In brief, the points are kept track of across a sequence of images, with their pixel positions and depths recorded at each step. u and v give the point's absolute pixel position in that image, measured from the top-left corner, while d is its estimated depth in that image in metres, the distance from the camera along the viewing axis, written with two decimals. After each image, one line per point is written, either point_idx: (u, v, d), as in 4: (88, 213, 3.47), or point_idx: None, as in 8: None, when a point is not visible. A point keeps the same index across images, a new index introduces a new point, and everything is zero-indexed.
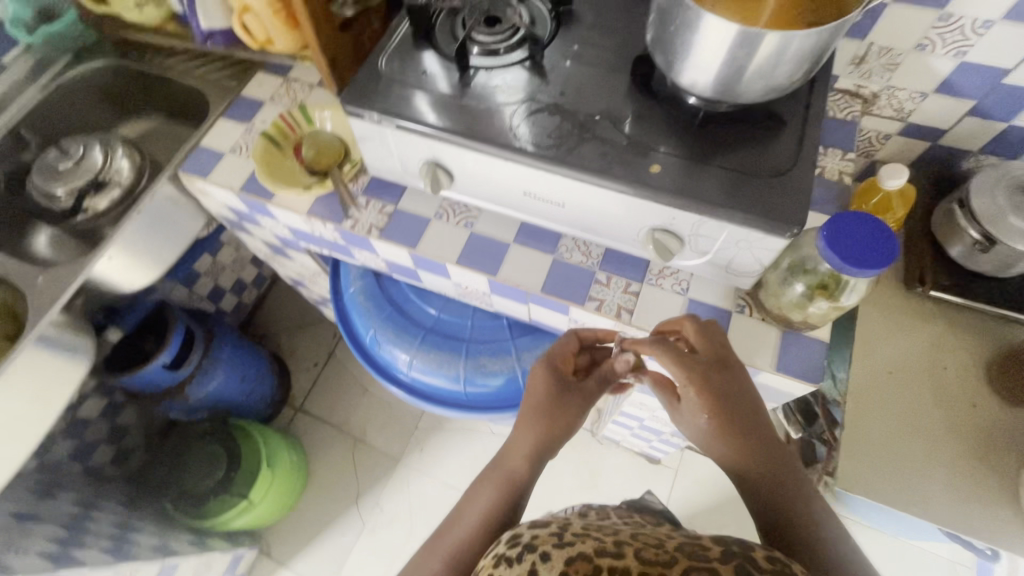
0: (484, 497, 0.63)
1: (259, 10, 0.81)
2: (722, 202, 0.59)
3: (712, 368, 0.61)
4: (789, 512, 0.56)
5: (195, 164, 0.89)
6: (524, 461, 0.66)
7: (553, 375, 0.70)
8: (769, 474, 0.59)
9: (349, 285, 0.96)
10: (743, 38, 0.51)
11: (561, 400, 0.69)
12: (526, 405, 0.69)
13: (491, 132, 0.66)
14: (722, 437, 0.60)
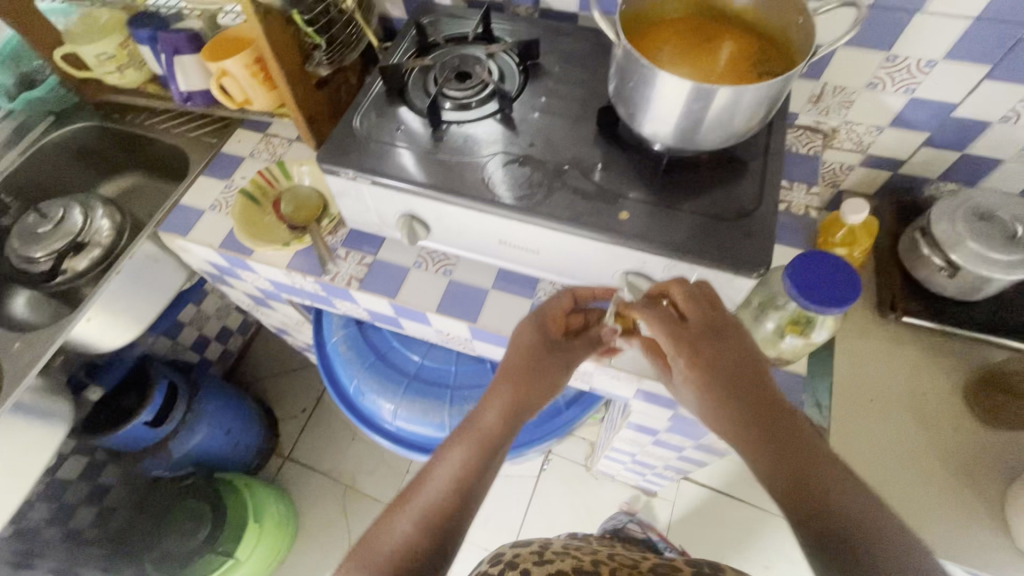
0: (457, 456, 0.59)
1: (236, 73, 0.83)
2: (690, 246, 0.60)
3: (711, 324, 0.57)
4: (807, 482, 0.51)
5: (175, 222, 0.90)
6: (502, 420, 0.61)
7: (538, 332, 0.64)
8: (773, 437, 0.53)
9: (332, 335, 0.95)
10: (696, 94, 0.54)
11: (547, 359, 0.63)
12: (507, 364, 0.64)
13: (464, 184, 0.68)
14: (721, 396, 0.56)
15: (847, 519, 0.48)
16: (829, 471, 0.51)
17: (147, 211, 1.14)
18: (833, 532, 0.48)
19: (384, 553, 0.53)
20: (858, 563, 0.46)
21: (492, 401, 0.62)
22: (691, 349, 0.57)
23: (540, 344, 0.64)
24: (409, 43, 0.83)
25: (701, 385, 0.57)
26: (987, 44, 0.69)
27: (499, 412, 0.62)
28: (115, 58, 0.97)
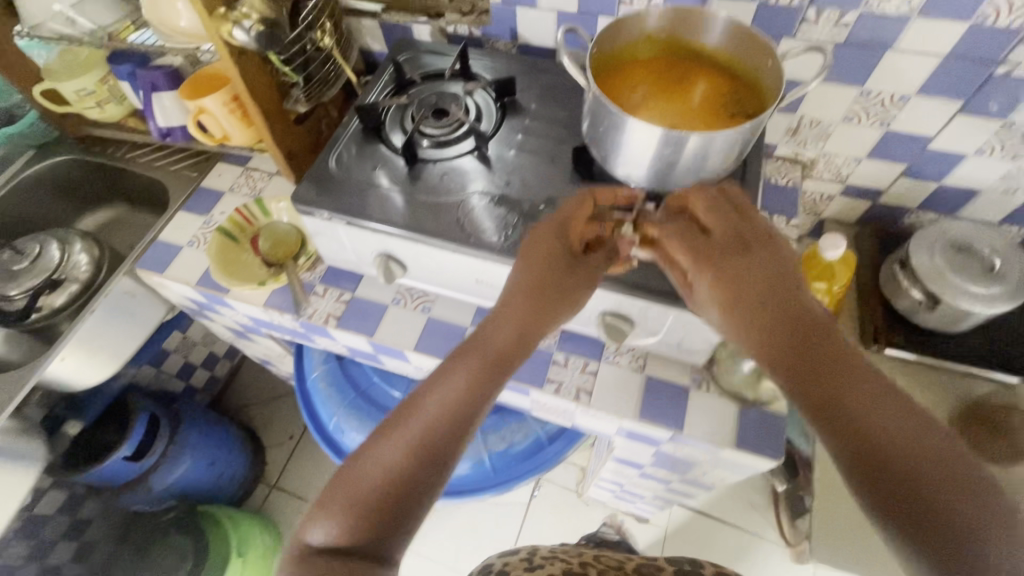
0: (457, 379, 0.53)
1: (214, 111, 0.83)
2: (664, 289, 0.60)
3: (742, 239, 0.53)
4: (849, 400, 0.45)
5: (152, 258, 0.89)
6: (510, 345, 0.55)
7: (555, 238, 0.56)
8: (816, 361, 0.47)
9: (311, 371, 0.94)
10: (666, 140, 0.54)
11: (562, 270, 0.56)
12: (517, 277, 0.56)
13: (439, 225, 0.67)
14: (755, 305, 0.50)
15: (893, 442, 0.42)
16: (879, 393, 0.45)
17: (127, 243, 1.14)
18: (875, 455, 0.42)
19: (366, 483, 0.48)
20: (898, 490, 0.41)
21: (501, 321, 0.56)
22: (717, 260, 0.52)
23: (557, 252, 0.56)
24: (387, 80, 0.83)
25: (728, 304, 0.51)
26: (959, 81, 0.70)
27: (507, 338, 0.55)
28: (95, 94, 0.97)
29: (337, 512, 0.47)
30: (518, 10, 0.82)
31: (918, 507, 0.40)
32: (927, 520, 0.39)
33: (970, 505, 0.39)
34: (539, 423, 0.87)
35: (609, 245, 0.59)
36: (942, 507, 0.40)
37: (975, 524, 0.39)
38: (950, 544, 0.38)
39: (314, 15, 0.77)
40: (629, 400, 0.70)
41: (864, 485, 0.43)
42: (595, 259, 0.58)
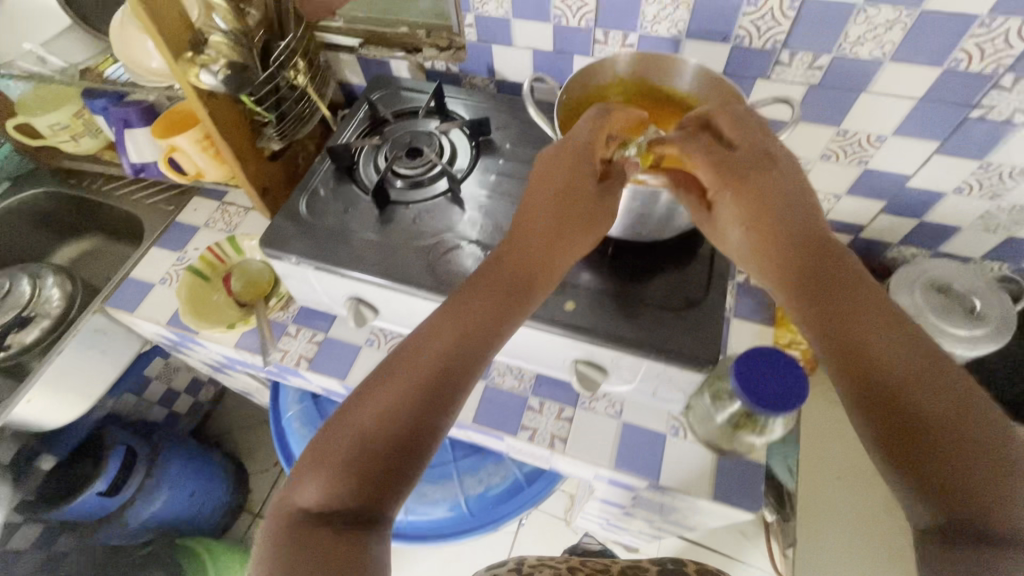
0: (466, 314, 0.50)
1: (186, 148, 0.82)
2: (635, 340, 0.59)
3: (766, 162, 0.52)
4: (862, 333, 0.44)
5: (123, 297, 0.87)
6: (520, 280, 0.53)
7: (572, 164, 0.55)
8: (834, 281, 0.48)
9: (286, 409, 0.92)
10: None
11: (579, 200, 0.54)
12: (534, 214, 0.55)
13: (409, 271, 0.66)
14: (770, 230, 0.51)
15: (906, 375, 0.42)
16: (898, 328, 0.44)
17: (104, 276, 1.11)
18: (886, 388, 0.42)
19: (361, 429, 0.45)
20: (905, 422, 0.40)
21: (514, 253, 0.53)
22: (735, 181, 0.52)
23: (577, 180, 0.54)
24: (361, 118, 0.82)
25: (755, 223, 0.51)
26: (934, 122, 0.69)
27: (517, 272, 0.53)
28: (70, 128, 0.96)
29: (323, 476, 0.43)
30: (494, 47, 0.82)
31: (922, 445, 0.39)
32: (930, 457, 0.38)
33: (979, 446, 0.38)
34: (517, 464, 0.85)
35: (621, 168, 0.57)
36: (948, 443, 0.38)
37: (986, 462, 0.37)
38: (951, 484, 0.38)
39: (286, 54, 0.76)
40: (605, 448, 0.69)
41: (871, 418, 0.42)
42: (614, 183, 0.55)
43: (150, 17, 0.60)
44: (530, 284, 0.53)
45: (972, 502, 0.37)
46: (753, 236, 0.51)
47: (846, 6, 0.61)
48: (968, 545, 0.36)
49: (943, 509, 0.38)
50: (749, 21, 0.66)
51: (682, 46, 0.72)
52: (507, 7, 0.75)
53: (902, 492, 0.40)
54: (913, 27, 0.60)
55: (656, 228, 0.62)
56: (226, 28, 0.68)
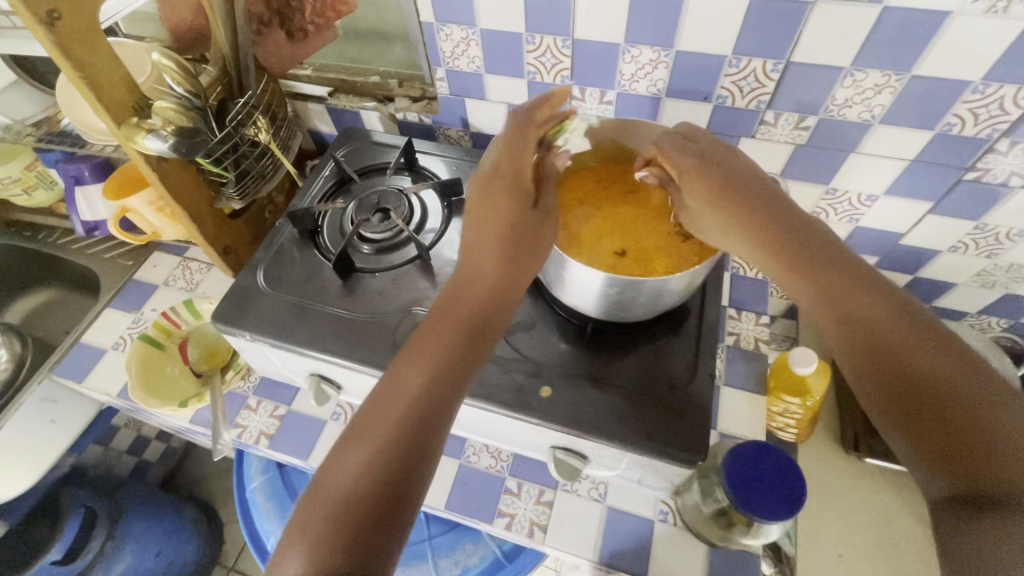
0: (433, 339, 0.48)
1: (141, 210, 0.77)
2: (615, 432, 0.54)
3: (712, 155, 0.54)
4: (852, 299, 0.45)
5: (71, 366, 0.81)
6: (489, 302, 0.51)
7: (505, 183, 0.55)
8: (811, 252, 0.48)
9: (249, 481, 0.86)
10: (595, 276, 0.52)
11: (500, 208, 0.54)
12: (479, 235, 0.54)
13: (372, 351, 0.61)
14: (735, 211, 0.51)
15: (898, 335, 0.42)
16: (882, 288, 0.45)
17: (63, 332, 1.03)
18: (883, 353, 0.42)
19: (344, 480, 0.41)
20: (904, 384, 0.40)
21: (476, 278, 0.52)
22: (691, 173, 0.54)
23: (503, 195, 0.54)
24: (327, 176, 0.78)
25: (721, 198, 0.52)
26: (927, 184, 0.66)
27: (482, 295, 0.51)
28: (21, 181, 0.90)
29: (302, 543, 0.39)
30: (467, 101, 0.78)
31: (925, 404, 0.39)
32: (935, 416, 0.38)
33: (982, 396, 0.37)
34: (496, 541, 0.79)
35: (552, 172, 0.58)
36: (944, 397, 0.38)
37: (990, 411, 0.36)
38: (960, 447, 0.37)
39: (245, 112, 0.72)
40: (588, 537, 0.63)
41: (878, 383, 0.41)
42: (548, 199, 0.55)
43: (88, 85, 0.55)
44: (502, 307, 0.52)
45: (985, 462, 0.35)
46: (720, 212, 0.52)
47: (833, 70, 0.58)
48: (974, 508, 0.35)
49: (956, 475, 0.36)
50: (730, 81, 0.63)
51: (662, 104, 0.68)
52: (478, 63, 0.71)
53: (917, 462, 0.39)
54: (902, 91, 0.57)
55: (645, 307, 0.57)
56: (179, 90, 0.65)
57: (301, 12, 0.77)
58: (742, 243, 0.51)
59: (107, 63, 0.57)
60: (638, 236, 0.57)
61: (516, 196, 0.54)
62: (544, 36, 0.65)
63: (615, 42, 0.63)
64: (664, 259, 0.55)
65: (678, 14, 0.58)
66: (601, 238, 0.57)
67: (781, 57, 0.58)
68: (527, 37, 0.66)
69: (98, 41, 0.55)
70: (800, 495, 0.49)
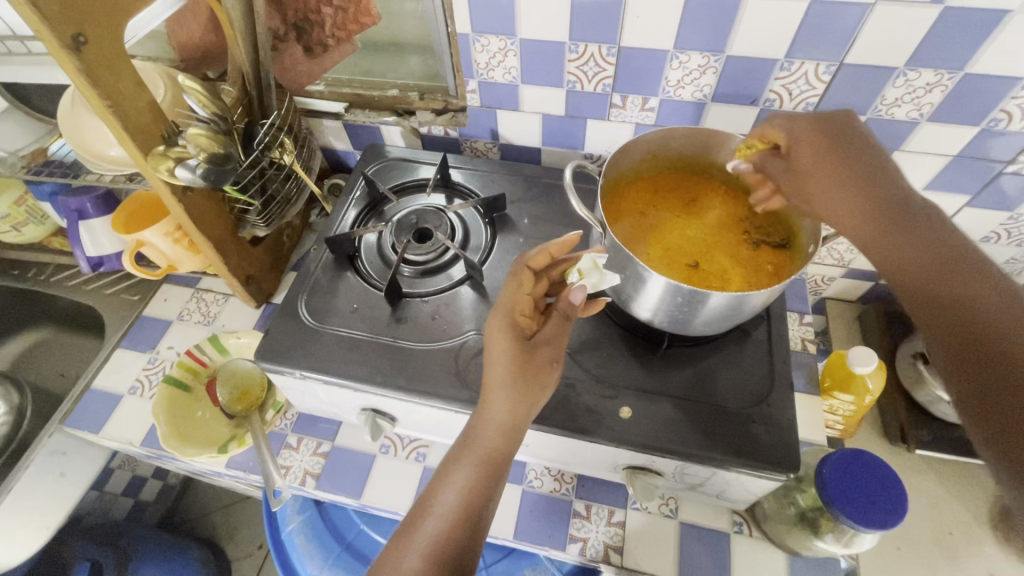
0: (454, 479, 0.47)
1: (155, 242, 0.72)
2: (706, 450, 0.52)
3: (829, 116, 0.50)
4: (952, 290, 0.40)
5: (81, 416, 0.75)
6: (501, 436, 0.48)
7: (499, 321, 0.50)
8: (919, 243, 0.43)
9: (286, 523, 0.81)
10: (676, 290, 0.50)
11: (498, 348, 0.49)
12: (484, 375, 0.49)
13: (437, 382, 0.58)
14: (839, 178, 0.47)
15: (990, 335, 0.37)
16: (995, 285, 0.39)
17: (59, 374, 0.96)
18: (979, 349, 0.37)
19: None
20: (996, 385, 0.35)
21: (483, 413, 0.48)
22: (807, 142, 0.49)
23: (499, 339, 0.49)
24: (358, 198, 0.75)
25: (830, 175, 0.47)
26: (966, 178, 0.67)
27: (497, 426, 0.48)
28: (10, 217, 0.83)
29: None
30: (499, 113, 0.76)
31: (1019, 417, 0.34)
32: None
33: None
34: (555, 564, 0.76)
35: (558, 307, 0.51)
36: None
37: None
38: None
39: (271, 134, 0.68)
40: (666, 556, 0.62)
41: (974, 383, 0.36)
42: (549, 333, 0.50)
43: (119, 116, 0.51)
44: (515, 437, 0.49)
45: None
46: (824, 188, 0.48)
47: (886, 70, 0.58)
48: None
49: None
50: (780, 84, 0.62)
51: (706, 109, 0.67)
52: (515, 74, 0.69)
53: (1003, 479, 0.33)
54: (954, 89, 0.58)
55: (730, 322, 0.54)
56: (203, 114, 0.60)
57: (320, 26, 0.73)
58: (844, 212, 0.46)
59: (134, 90, 0.52)
60: (690, 238, 0.59)
61: (518, 341, 0.49)
62: (588, 44, 0.63)
63: (663, 48, 0.62)
64: (711, 257, 0.57)
65: (732, 19, 0.57)
66: (650, 242, 0.59)
67: (834, 59, 0.58)
68: (570, 46, 0.64)
69: (126, 67, 0.51)
70: (899, 500, 0.49)
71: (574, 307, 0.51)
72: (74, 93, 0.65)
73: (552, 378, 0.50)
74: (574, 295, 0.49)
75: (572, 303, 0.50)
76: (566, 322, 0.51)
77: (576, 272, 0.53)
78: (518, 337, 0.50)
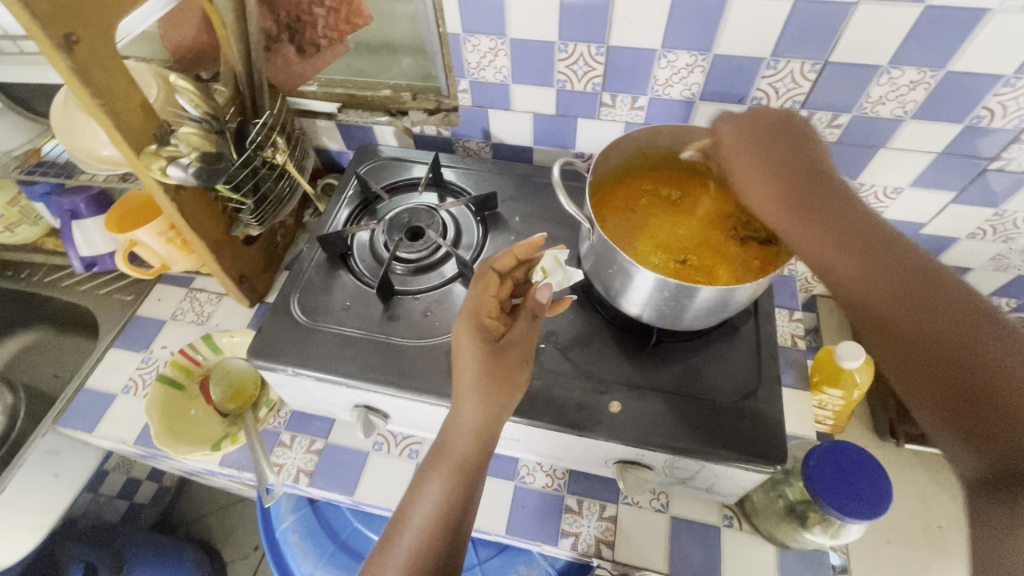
0: (428, 491, 0.47)
1: (148, 242, 0.72)
2: (694, 443, 0.53)
3: (755, 119, 0.53)
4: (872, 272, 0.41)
5: (75, 415, 0.75)
6: (474, 441, 0.48)
7: (464, 327, 0.50)
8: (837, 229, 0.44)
9: (280, 522, 0.81)
10: (663, 285, 0.50)
11: (466, 354, 0.49)
12: (455, 380, 0.49)
13: (429, 379, 0.58)
14: (765, 173, 0.50)
15: (900, 300, 0.39)
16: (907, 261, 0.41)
17: (52, 376, 0.96)
18: (898, 319, 0.38)
19: None
20: (897, 335, 0.38)
21: (455, 422, 0.49)
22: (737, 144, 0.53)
23: (467, 343, 0.49)
24: (351, 196, 0.75)
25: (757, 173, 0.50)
26: (951, 175, 0.68)
27: (469, 432, 0.48)
28: (3, 218, 0.83)
29: None
30: (491, 112, 0.76)
31: (946, 377, 0.35)
32: (956, 389, 0.34)
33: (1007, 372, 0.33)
34: (548, 559, 0.77)
35: (527, 306, 0.52)
36: (945, 355, 0.35)
37: (1005, 370, 0.33)
38: (984, 415, 0.32)
39: (263, 134, 0.68)
40: (658, 550, 0.62)
41: (902, 355, 0.38)
42: (519, 332, 0.51)
43: (109, 115, 0.51)
44: (486, 444, 0.49)
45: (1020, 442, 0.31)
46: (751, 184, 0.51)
47: (870, 68, 0.59)
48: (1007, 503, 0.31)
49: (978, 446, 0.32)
50: (767, 83, 0.63)
51: (695, 107, 0.68)
52: (506, 73, 0.70)
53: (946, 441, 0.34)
54: (937, 87, 0.59)
55: (716, 316, 0.54)
56: (195, 113, 0.61)
57: (313, 26, 0.74)
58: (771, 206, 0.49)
59: (126, 88, 0.52)
60: (678, 236, 0.60)
61: (487, 344, 0.49)
62: (578, 44, 0.64)
63: (651, 48, 0.63)
64: (698, 253, 0.58)
65: (718, 18, 0.58)
66: (639, 238, 0.60)
67: (819, 57, 0.59)
68: (560, 45, 0.65)
69: (118, 67, 0.51)
70: (885, 490, 0.50)
71: (541, 306, 0.53)
72: (66, 94, 0.65)
73: (523, 379, 0.51)
74: (544, 294, 0.51)
75: (540, 302, 0.52)
76: (535, 321, 0.53)
77: (540, 271, 0.55)
78: (486, 340, 0.49)
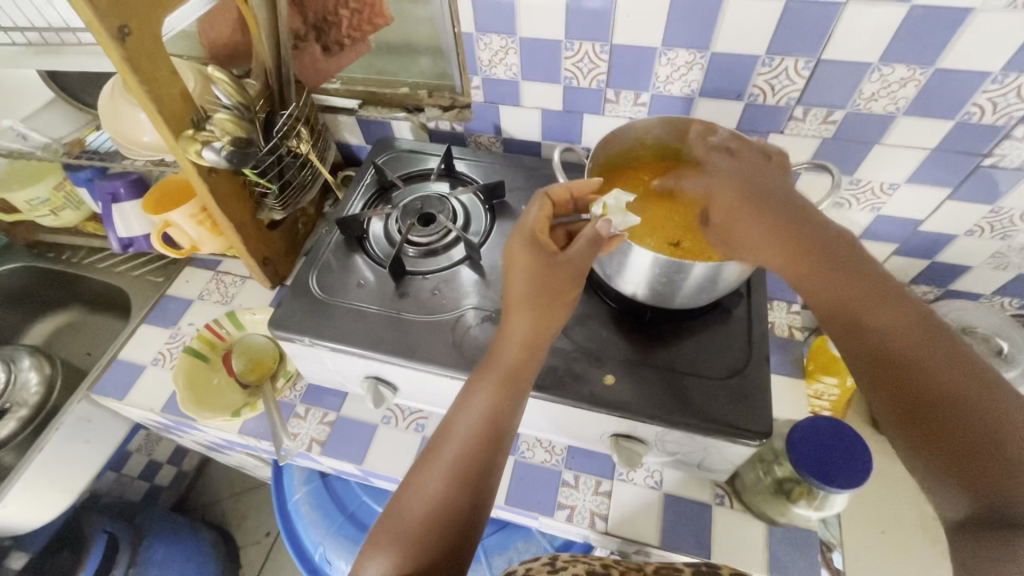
0: (472, 401, 0.51)
1: (181, 223, 0.78)
2: (683, 415, 0.56)
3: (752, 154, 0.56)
4: (865, 314, 0.45)
5: (108, 383, 0.80)
6: (522, 352, 0.52)
7: (519, 245, 0.54)
8: (833, 272, 0.48)
9: (292, 494, 0.85)
10: (656, 261, 0.54)
11: (520, 263, 0.53)
12: (507, 292, 0.54)
13: (435, 351, 0.62)
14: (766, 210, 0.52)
15: (899, 345, 0.43)
16: (905, 304, 0.44)
17: (86, 353, 1.02)
18: (890, 364, 0.43)
19: (414, 511, 0.46)
20: (892, 376, 0.42)
21: (506, 334, 0.53)
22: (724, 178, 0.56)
23: (521, 256, 0.53)
24: (367, 184, 0.80)
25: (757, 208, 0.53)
26: (946, 171, 0.70)
27: (517, 344, 0.52)
28: (50, 202, 0.90)
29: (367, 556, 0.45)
30: (501, 108, 0.81)
31: (929, 418, 0.39)
32: (944, 433, 0.38)
33: (987, 415, 0.37)
34: (547, 538, 0.79)
35: (583, 232, 0.52)
36: (931, 401, 0.40)
37: (991, 428, 0.37)
38: (983, 464, 0.36)
39: (289, 124, 0.72)
40: (650, 524, 0.65)
41: (891, 398, 0.42)
42: (573, 253, 0.52)
43: (152, 98, 0.57)
44: (526, 363, 0.52)
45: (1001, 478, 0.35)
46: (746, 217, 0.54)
47: (862, 66, 0.62)
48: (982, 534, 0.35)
49: (967, 490, 0.37)
50: (763, 80, 0.66)
51: (694, 103, 0.72)
52: (516, 70, 0.74)
53: (930, 476, 0.39)
54: (926, 84, 0.61)
55: (706, 294, 0.57)
56: (228, 102, 0.66)
57: (338, 27, 0.79)
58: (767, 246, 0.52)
59: (168, 78, 0.58)
60: (672, 223, 0.64)
61: (542, 259, 0.52)
62: (583, 42, 0.68)
63: (651, 46, 0.66)
64: (690, 238, 0.61)
65: (715, 17, 0.62)
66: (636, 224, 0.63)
67: (812, 55, 0.62)
68: (566, 44, 0.69)
69: (161, 56, 0.57)
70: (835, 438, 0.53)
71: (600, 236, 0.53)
72: (113, 85, 0.72)
73: (570, 297, 0.54)
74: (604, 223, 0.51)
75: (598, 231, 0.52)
76: (593, 248, 0.53)
77: (600, 207, 0.55)
78: (541, 255, 0.53)
